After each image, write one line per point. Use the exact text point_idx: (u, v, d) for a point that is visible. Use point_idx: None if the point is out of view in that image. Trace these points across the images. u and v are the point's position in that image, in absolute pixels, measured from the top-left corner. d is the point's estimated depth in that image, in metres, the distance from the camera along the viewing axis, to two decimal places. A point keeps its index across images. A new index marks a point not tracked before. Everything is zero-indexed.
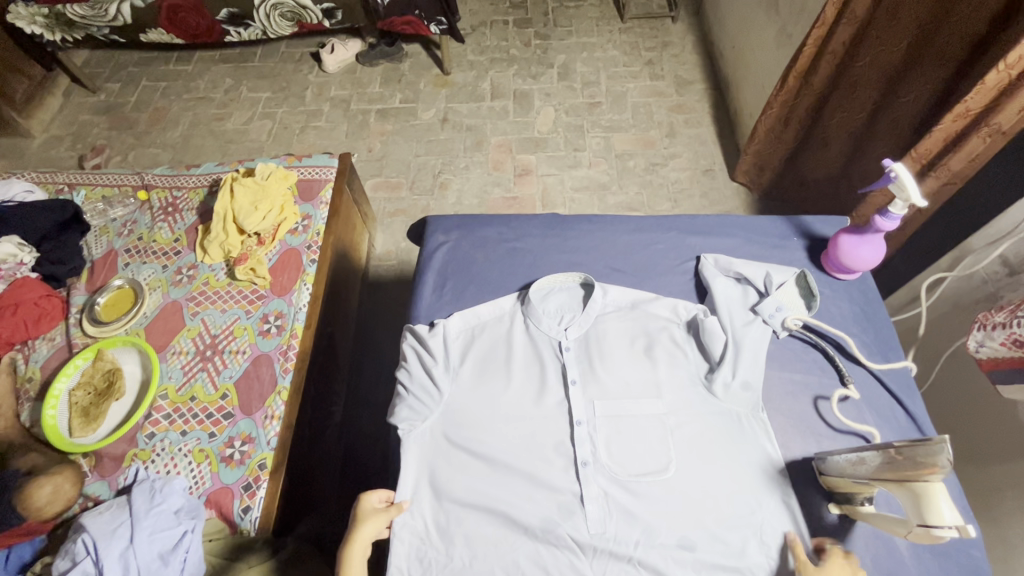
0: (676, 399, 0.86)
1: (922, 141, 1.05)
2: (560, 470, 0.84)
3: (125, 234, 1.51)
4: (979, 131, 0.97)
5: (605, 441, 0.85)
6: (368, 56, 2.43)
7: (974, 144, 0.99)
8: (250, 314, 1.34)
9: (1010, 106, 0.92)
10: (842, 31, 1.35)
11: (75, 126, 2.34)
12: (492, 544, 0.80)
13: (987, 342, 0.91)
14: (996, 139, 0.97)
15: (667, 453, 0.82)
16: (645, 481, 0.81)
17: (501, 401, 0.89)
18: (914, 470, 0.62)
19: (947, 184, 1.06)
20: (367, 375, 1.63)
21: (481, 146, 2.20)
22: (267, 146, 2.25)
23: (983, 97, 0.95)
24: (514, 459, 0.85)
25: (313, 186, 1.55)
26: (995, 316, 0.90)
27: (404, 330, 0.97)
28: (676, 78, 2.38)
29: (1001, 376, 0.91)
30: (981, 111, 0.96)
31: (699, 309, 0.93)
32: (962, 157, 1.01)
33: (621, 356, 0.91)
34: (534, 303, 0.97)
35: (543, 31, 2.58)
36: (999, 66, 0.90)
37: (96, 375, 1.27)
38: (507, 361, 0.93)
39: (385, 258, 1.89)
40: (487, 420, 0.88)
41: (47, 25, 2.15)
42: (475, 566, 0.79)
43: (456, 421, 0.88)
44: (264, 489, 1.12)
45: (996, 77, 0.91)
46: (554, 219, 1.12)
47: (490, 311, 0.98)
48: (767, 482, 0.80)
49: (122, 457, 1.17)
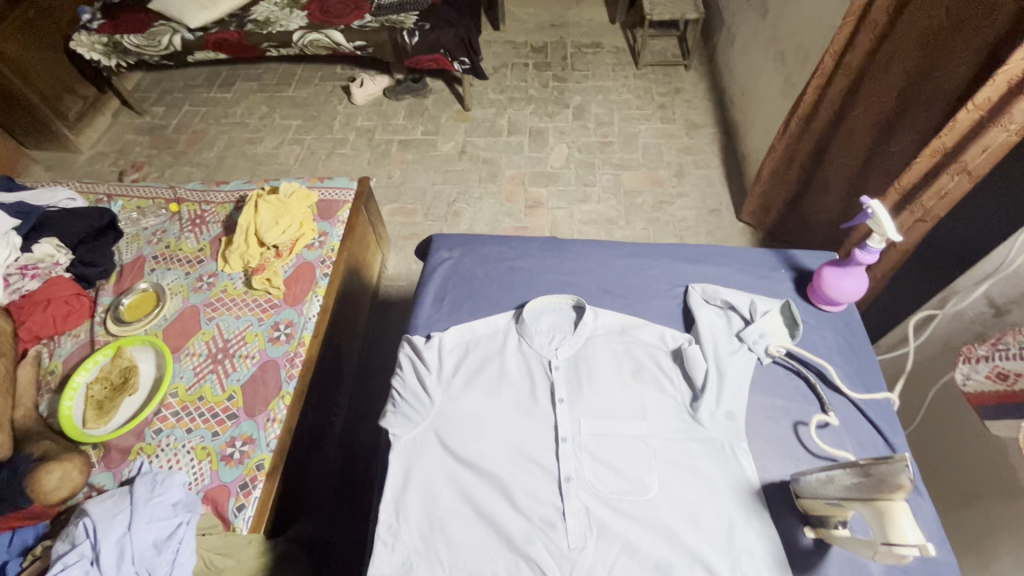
0: (661, 422, 0.89)
1: (904, 173, 1.13)
2: (543, 483, 0.86)
3: (154, 242, 1.61)
4: (948, 169, 1.03)
5: (589, 458, 0.87)
6: (395, 90, 2.58)
7: (943, 180, 1.05)
8: (262, 321, 1.41)
9: (974, 146, 0.98)
10: (840, 81, 1.43)
11: (119, 144, 2.51)
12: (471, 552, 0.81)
13: (972, 375, 0.93)
14: (962, 178, 1.03)
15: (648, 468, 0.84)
16: (627, 501, 0.82)
17: (490, 413, 0.92)
18: (880, 489, 0.63)
19: (919, 220, 1.12)
20: (369, 389, 1.67)
21: (495, 177, 2.30)
22: (294, 169, 2.38)
23: (955, 135, 1.02)
24: (500, 469, 0.87)
25: (332, 206, 1.64)
26: (978, 348, 0.93)
27: (402, 340, 1.01)
28: (686, 122, 2.47)
29: (987, 410, 0.91)
30: (954, 147, 1.04)
31: (685, 338, 0.97)
32: (932, 192, 1.07)
33: (609, 377, 0.94)
34: (527, 322, 1.02)
35: (562, 73, 2.72)
36: (967, 107, 0.97)
37: (114, 371, 1.33)
38: (499, 375, 0.97)
39: (396, 279, 1.96)
40: (475, 430, 0.90)
41: (105, 53, 2.35)
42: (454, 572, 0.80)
43: (445, 430, 0.91)
44: (260, 489, 1.16)
45: (965, 117, 0.99)
46: (552, 242, 1.18)
47: (485, 326, 1.02)
48: (747, 511, 0.80)
49: (129, 450, 1.22)
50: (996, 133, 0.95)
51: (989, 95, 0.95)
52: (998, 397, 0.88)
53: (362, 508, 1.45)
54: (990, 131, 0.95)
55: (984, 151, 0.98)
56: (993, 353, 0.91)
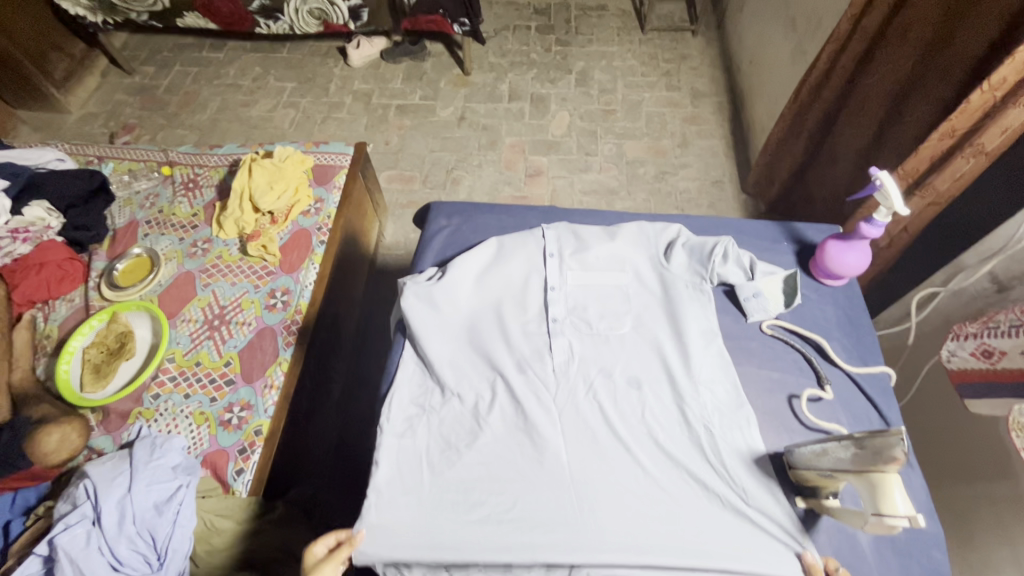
0: (660, 468, 0.82)
1: (908, 160, 1.08)
2: (535, 488, 0.81)
3: (147, 206, 1.59)
4: (963, 152, 1.01)
5: (580, 486, 0.81)
6: (392, 53, 2.51)
7: (957, 164, 1.02)
8: (258, 289, 1.40)
9: (992, 128, 0.95)
10: (852, 48, 1.40)
11: (109, 105, 2.45)
12: (483, 462, 0.84)
13: (958, 351, 0.94)
14: (980, 160, 1.00)
15: (623, 438, 0.84)
16: (628, 534, 0.77)
17: (482, 412, 0.87)
18: (871, 461, 0.64)
19: (932, 204, 1.09)
20: (368, 357, 1.67)
21: (495, 145, 2.25)
22: (288, 134, 2.33)
23: (968, 117, 0.98)
24: (492, 468, 0.83)
25: (328, 171, 1.61)
26: (969, 327, 0.94)
27: (400, 282, 1.01)
28: (692, 90, 2.41)
29: (972, 390, 0.91)
30: (967, 131, 1.00)
31: (693, 260, 0.98)
32: (946, 176, 1.04)
33: (606, 403, 0.88)
34: (551, 279, 0.98)
35: (564, 38, 2.63)
36: (983, 87, 0.93)
37: (109, 336, 1.33)
38: (519, 315, 0.96)
39: (394, 247, 1.94)
40: (474, 436, 0.86)
41: (90, 8, 2.26)
42: (470, 470, 0.83)
43: (443, 468, 0.84)
44: (258, 454, 1.17)
45: (980, 98, 0.95)
46: (551, 210, 1.16)
47: (508, 275, 1.00)
48: (750, 538, 0.77)
49: (127, 414, 1.23)
50: (1013, 114, 0.92)
51: (1005, 75, 0.91)
52: (979, 378, 0.89)
53: (358, 475, 1.47)
54: (1008, 113, 0.93)
55: (1002, 133, 0.95)
56: (982, 331, 0.91)
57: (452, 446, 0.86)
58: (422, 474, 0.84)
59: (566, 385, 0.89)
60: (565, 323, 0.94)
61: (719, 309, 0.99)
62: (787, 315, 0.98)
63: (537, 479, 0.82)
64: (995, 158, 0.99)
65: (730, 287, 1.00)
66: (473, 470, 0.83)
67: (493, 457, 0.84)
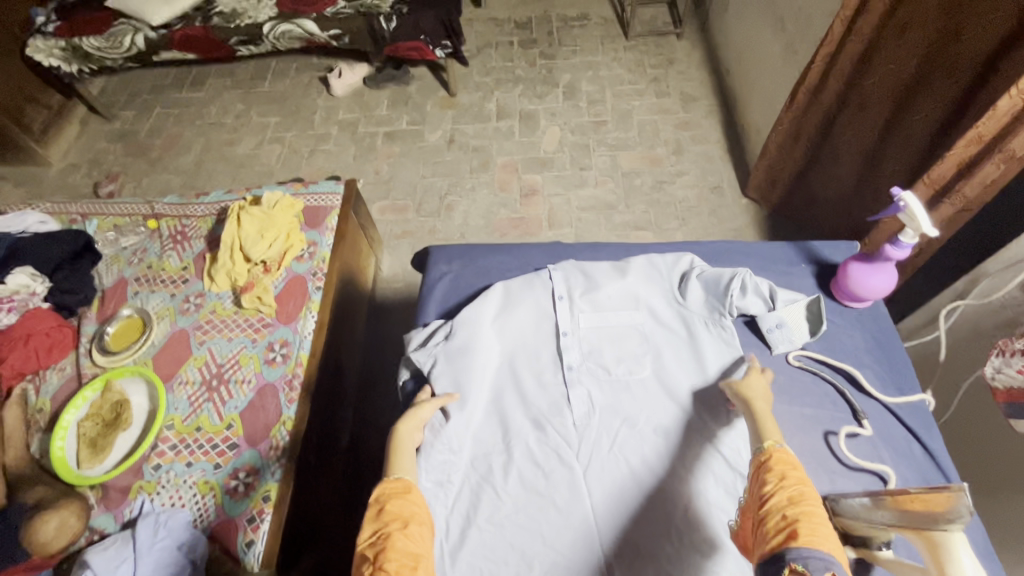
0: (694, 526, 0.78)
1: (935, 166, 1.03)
2: (567, 561, 0.78)
3: (135, 262, 1.53)
4: (992, 157, 0.96)
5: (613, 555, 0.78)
6: (375, 79, 2.47)
7: (987, 170, 0.97)
8: (255, 342, 1.35)
9: (1023, 132, 0.91)
10: (850, 49, 1.36)
11: (91, 154, 2.40)
12: (508, 537, 0.79)
13: (1003, 369, 0.88)
14: (1011, 165, 0.95)
15: (654, 496, 0.81)
16: None
17: (504, 481, 0.83)
18: (925, 521, 0.59)
19: (962, 211, 1.04)
20: (375, 400, 1.62)
21: (486, 166, 2.21)
22: (276, 171, 2.28)
23: (995, 122, 0.94)
24: (519, 543, 0.79)
25: (319, 213, 1.56)
26: (1014, 342, 0.88)
27: (406, 340, 0.96)
28: (682, 94, 2.37)
29: (1014, 410, 0.87)
30: (994, 137, 0.95)
31: (710, 296, 0.93)
32: (975, 182, 0.99)
33: (632, 457, 0.84)
34: (565, 326, 0.94)
35: (549, 50, 2.59)
36: (1010, 92, 0.89)
37: (105, 406, 1.28)
38: (534, 367, 0.92)
39: (392, 281, 1.89)
40: (496, 508, 0.81)
41: (65, 58, 2.22)
42: (495, 547, 0.79)
43: (465, 550, 0.79)
44: (268, 523, 1.11)
45: (1007, 103, 0.91)
46: (557, 247, 1.12)
47: (519, 325, 0.96)
48: None
49: (128, 489, 1.17)
50: None
51: None
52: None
53: None
54: None
55: None
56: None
57: (474, 522, 0.81)
58: (442, 558, 0.79)
59: (589, 440, 0.86)
60: (583, 373, 0.90)
61: (742, 343, 0.94)
62: (814, 344, 0.94)
63: (568, 552, 0.78)
64: None
65: (751, 318, 0.96)
66: (497, 547, 0.79)
67: (520, 530, 0.80)
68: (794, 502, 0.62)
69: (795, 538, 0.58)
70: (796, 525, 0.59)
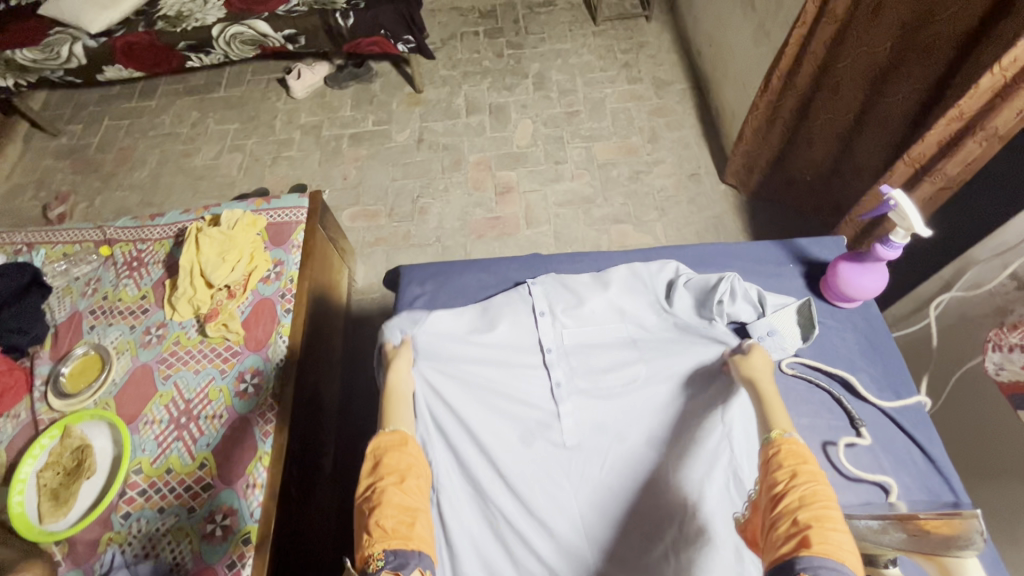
0: None
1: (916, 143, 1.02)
2: None
3: (89, 293, 1.44)
4: (974, 135, 0.94)
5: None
6: (337, 79, 2.36)
7: (969, 148, 0.96)
8: (224, 373, 1.27)
9: (1007, 109, 0.89)
10: (823, 30, 1.30)
11: (37, 173, 2.25)
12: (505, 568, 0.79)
13: (1006, 364, 0.92)
14: (992, 143, 0.94)
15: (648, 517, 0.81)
16: None
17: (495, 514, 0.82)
18: (943, 547, 0.56)
19: (943, 188, 1.03)
20: (358, 420, 1.56)
21: (459, 165, 2.13)
22: (237, 181, 2.17)
23: (977, 99, 0.91)
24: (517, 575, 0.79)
25: (284, 229, 1.48)
26: (1010, 336, 0.92)
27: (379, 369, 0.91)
28: (655, 79, 2.31)
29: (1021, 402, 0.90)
30: (974, 114, 0.93)
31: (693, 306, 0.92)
32: (956, 161, 0.99)
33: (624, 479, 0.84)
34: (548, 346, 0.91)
35: (516, 39, 2.51)
36: (993, 69, 0.86)
37: (65, 454, 1.20)
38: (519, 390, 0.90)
39: (367, 291, 1.83)
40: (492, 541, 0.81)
41: None
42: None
43: None
44: (250, 567, 1.05)
45: (990, 80, 0.88)
46: (535, 258, 1.07)
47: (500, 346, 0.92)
48: None
49: (97, 541, 1.10)
50: None
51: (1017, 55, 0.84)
52: None
53: None
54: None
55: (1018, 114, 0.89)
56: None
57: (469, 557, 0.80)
58: None
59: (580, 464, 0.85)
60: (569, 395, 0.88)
61: None
62: (807, 350, 0.92)
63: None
64: (1008, 139, 0.93)
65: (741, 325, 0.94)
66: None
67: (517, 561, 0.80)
68: (806, 503, 0.60)
69: (806, 546, 0.56)
70: (807, 531, 0.57)
